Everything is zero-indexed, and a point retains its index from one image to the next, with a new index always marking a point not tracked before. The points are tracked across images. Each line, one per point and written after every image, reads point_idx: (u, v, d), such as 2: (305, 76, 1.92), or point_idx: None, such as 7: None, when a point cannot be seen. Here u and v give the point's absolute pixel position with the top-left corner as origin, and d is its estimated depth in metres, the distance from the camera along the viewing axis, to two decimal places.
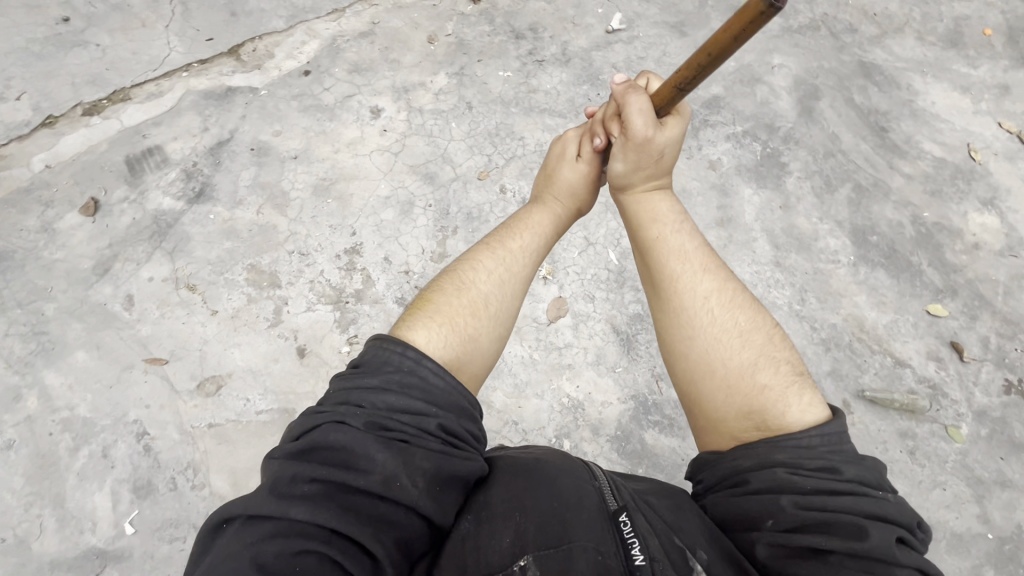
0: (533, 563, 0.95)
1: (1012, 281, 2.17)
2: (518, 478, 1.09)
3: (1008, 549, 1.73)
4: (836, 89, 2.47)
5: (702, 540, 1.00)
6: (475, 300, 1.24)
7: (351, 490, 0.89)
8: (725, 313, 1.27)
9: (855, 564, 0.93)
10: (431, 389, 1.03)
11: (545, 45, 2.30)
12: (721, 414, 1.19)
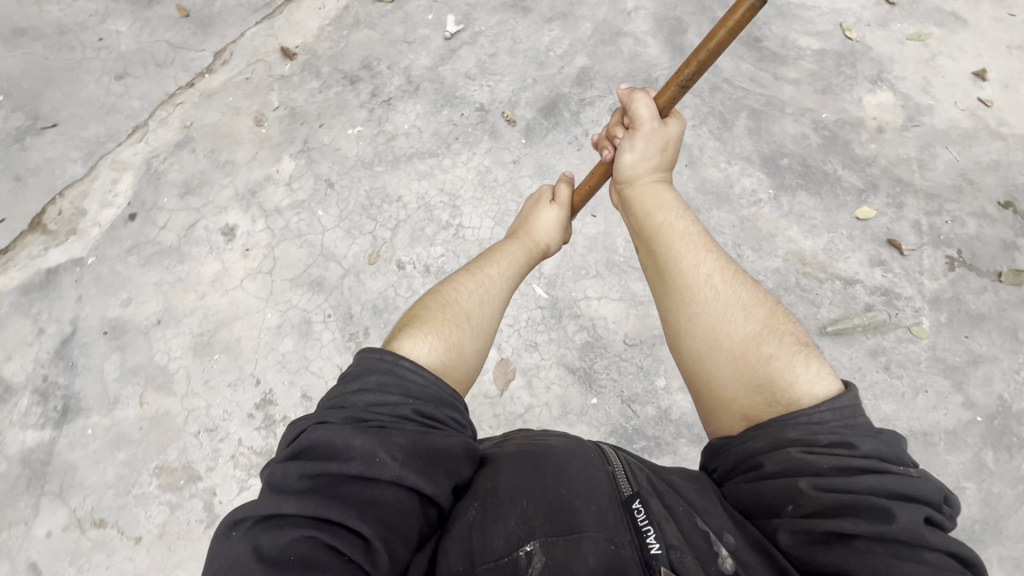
0: (540, 549, 0.94)
1: (922, 153, 2.15)
2: (527, 465, 1.07)
3: (998, 424, 1.77)
4: (699, 13, 2.31)
5: (730, 524, 0.98)
6: (462, 314, 1.18)
7: (339, 480, 0.86)
8: (728, 289, 1.20)
9: (884, 549, 0.85)
10: (409, 383, 0.99)
11: (386, 79, 2.04)
12: (728, 395, 1.12)
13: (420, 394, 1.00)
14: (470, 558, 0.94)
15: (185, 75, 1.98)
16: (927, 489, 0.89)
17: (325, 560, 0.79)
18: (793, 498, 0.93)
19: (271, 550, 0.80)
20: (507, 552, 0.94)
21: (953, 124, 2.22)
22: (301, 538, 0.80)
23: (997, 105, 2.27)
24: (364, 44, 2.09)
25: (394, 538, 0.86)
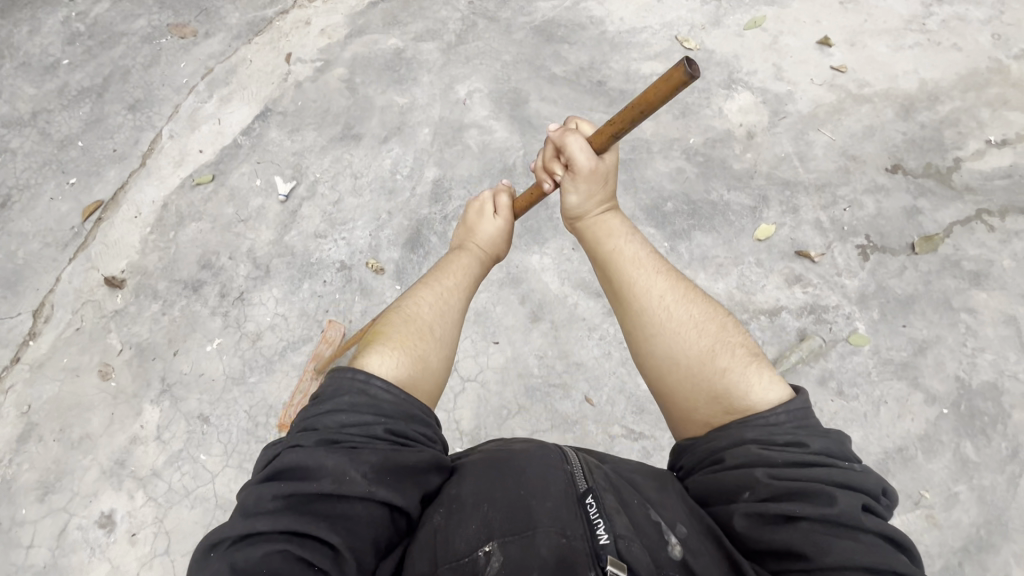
0: (499, 549, 0.91)
1: (798, 144, 2.08)
2: (489, 469, 1.04)
3: (965, 408, 1.69)
4: (534, 77, 2.20)
5: (683, 515, 0.98)
6: (422, 324, 1.21)
7: (309, 497, 0.88)
8: (684, 311, 1.23)
9: (824, 528, 0.90)
10: (381, 401, 1.01)
11: (231, 271, 1.84)
12: (690, 403, 1.15)
13: (393, 412, 1.01)
14: (433, 561, 0.91)
15: (6, 351, 1.74)
16: (867, 477, 0.95)
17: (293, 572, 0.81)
18: (750, 485, 0.97)
19: (244, 566, 0.81)
20: (467, 553, 0.91)
21: (818, 103, 2.15)
22: (273, 554, 0.82)
23: (852, 67, 2.22)
24: (197, 240, 1.89)
25: (362, 546, 0.87)
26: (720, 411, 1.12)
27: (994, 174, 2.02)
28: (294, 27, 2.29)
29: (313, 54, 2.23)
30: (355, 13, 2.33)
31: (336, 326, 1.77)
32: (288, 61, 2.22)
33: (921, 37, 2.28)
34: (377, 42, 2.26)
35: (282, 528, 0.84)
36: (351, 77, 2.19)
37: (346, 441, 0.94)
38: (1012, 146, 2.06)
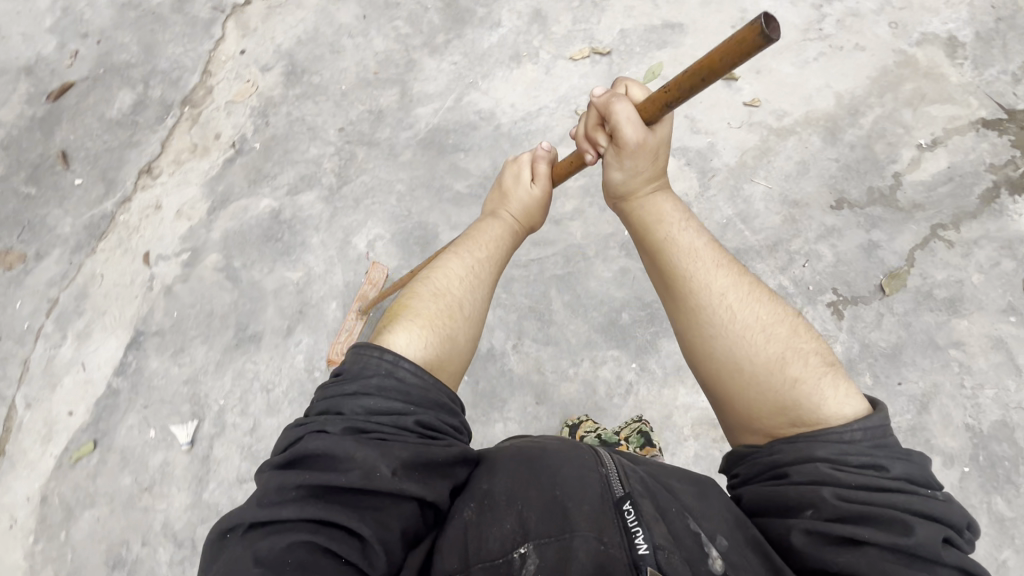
0: (533, 551, 0.96)
1: (736, 202, 1.91)
2: (523, 468, 1.06)
3: (984, 459, 1.59)
4: (438, 202, 1.94)
5: (725, 526, 0.96)
6: (450, 302, 1.21)
7: (336, 489, 0.89)
8: (749, 313, 1.15)
9: (896, 559, 0.85)
10: (409, 390, 1.02)
11: (150, 560, 1.53)
12: (756, 412, 1.09)
13: (417, 402, 1.02)
14: (464, 557, 0.96)
15: None
16: (953, 513, 0.88)
17: (321, 559, 0.82)
18: (812, 504, 0.92)
19: (268, 555, 0.82)
20: (501, 553, 0.96)
21: (743, 148, 1.99)
22: (297, 543, 0.83)
23: (765, 98, 2.06)
24: (97, 533, 1.56)
25: (391, 539, 0.89)
26: (779, 418, 1.05)
27: (936, 180, 1.92)
28: (143, 216, 1.93)
29: (176, 245, 1.89)
30: (211, 178, 1.99)
31: (379, 268, 1.84)
32: (147, 263, 1.86)
33: (822, 45, 2.15)
34: (247, 208, 1.94)
35: (308, 518, 0.85)
36: (229, 261, 1.86)
37: (374, 432, 0.95)
38: (943, 145, 1.97)
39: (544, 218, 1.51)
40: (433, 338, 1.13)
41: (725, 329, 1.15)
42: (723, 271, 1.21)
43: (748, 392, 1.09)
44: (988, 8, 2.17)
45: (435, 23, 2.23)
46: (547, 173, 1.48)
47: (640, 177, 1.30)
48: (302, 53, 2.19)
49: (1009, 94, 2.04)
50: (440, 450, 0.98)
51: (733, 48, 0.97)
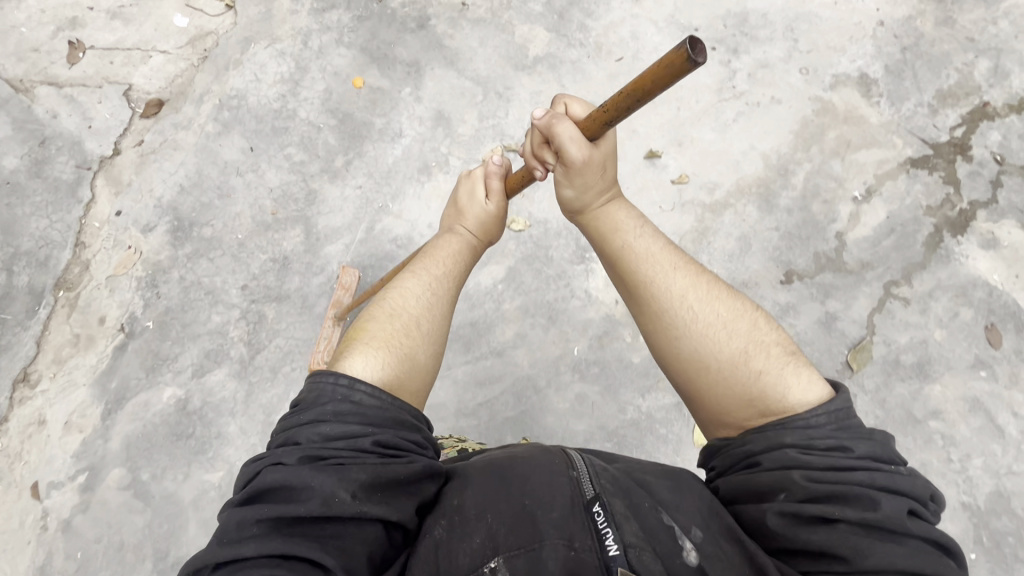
0: (503, 565, 0.92)
1: None
2: (495, 478, 1.04)
3: (987, 538, 1.51)
4: None
5: (699, 518, 0.96)
6: (408, 320, 1.19)
7: (296, 520, 0.85)
8: (705, 306, 1.19)
9: (864, 532, 0.88)
10: (366, 412, 0.98)
11: None
12: (724, 406, 1.12)
13: (376, 420, 0.99)
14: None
15: None
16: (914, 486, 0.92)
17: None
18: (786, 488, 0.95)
19: None
20: (471, 568, 0.91)
21: (679, 233, 1.88)
22: None
23: (692, 172, 1.95)
24: None
25: (356, 566, 0.84)
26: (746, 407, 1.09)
27: (878, 233, 1.85)
28: (25, 436, 1.67)
29: (69, 467, 1.63)
30: (100, 373, 1.73)
31: (351, 271, 1.84)
32: (38, 496, 1.61)
33: (739, 103, 2.06)
34: (147, 404, 1.69)
35: (271, 552, 0.81)
36: (135, 473, 1.62)
37: (332, 457, 0.91)
38: (878, 194, 1.90)
39: (499, 232, 1.47)
40: (394, 358, 1.12)
41: (688, 326, 1.18)
42: (682, 271, 1.25)
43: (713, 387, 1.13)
44: (891, 39, 2.15)
45: (332, 143, 2.04)
46: (500, 187, 1.47)
47: (590, 191, 1.32)
48: (187, 203, 1.96)
49: (929, 127, 2.00)
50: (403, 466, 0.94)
51: (664, 70, 0.95)
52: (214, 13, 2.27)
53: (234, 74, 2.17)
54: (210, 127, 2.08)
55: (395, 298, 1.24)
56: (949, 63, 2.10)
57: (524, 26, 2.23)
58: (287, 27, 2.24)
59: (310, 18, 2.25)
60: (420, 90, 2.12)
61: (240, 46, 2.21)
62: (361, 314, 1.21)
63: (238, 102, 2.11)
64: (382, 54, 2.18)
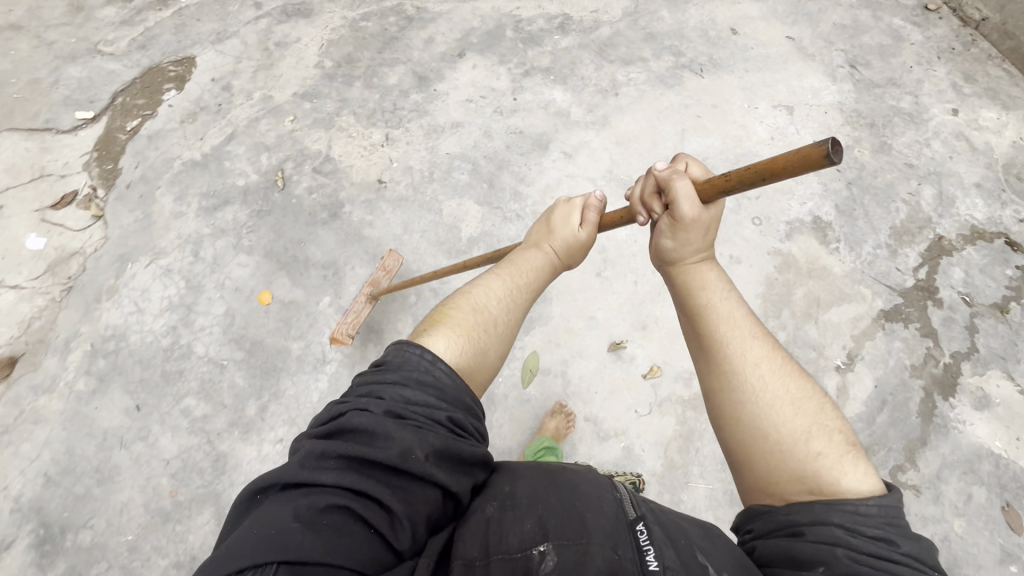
0: (553, 550, 0.86)
1: None
2: (544, 479, 0.98)
3: None
4: None
5: (739, 572, 0.85)
6: (488, 317, 1.12)
7: (371, 462, 0.81)
8: (784, 384, 1.01)
9: None
10: (445, 387, 0.94)
11: None
12: (770, 478, 0.94)
13: (454, 398, 0.94)
14: (485, 550, 0.86)
15: None
16: None
17: (354, 528, 0.76)
18: (826, 561, 0.81)
19: (305, 514, 0.75)
20: (521, 549, 0.86)
21: (663, 440, 1.66)
22: (333, 510, 0.76)
23: (663, 361, 1.75)
24: None
25: (416, 521, 0.82)
26: (793, 479, 0.92)
27: (870, 408, 1.70)
28: None
29: None
30: None
31: (395, 255, 1.85)
32: None
33: None
34: None
35: (347, 485, 0.79)
36: None
37: (410, 419, 0.87)
38: (860, 358, 1.76)
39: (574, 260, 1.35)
40: (468, 347, 1.06)
41: (755, 391, 0.99)
42: (762, 339, 1.06)
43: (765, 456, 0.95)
44: (834, 173, 2.07)
45: (239, 384, 1.69)
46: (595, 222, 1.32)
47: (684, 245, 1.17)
48: (55, 500, 1.54)
49: (892, 271, 1.90)
50: (475, 445, 0.91)
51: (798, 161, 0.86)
52: (77, 228, 1.91)
53: (107, 306, 1.78)
54: (81, 385, 1.68)
55: (473, 295, 1.16)
56: (896, 194, 2.03)
57: (451, 201, 2.00)
58: (171, 236, 1.90)
59: (200, 221, 1.93)
60: (342, 297, 1.82)
61: (114, 269, 1.84)
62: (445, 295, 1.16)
63: (116, 344, 1.73)
64: (291, 257, 1.88)
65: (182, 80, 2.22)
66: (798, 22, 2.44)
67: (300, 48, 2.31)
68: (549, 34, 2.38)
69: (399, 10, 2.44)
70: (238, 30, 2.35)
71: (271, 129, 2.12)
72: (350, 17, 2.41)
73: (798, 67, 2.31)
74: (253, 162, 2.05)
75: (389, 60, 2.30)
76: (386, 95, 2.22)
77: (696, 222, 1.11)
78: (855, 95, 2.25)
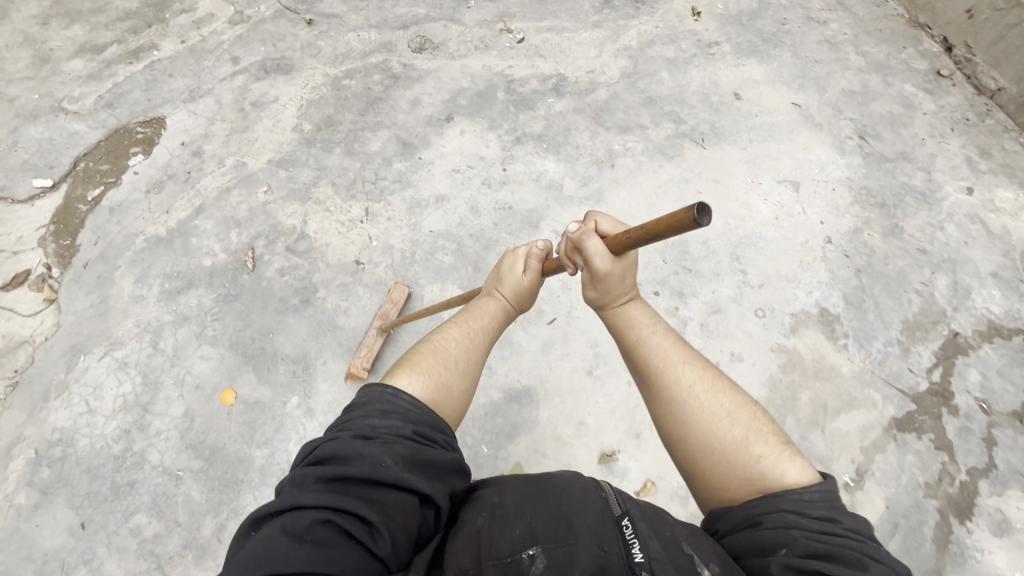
0: (542, 553, 0.93)
1: None
2: (531, 489, 1.04)
3: None
4: None
5: (716, 557, 0.92)
6: (450, 354, 1.17)
7: (347, 481, 0.87)
8: (716, 394, 1.12)
9: None
10: (410, 411, 1.01)
11: None
12: (723, 484, 1.04)
13: (417, 418, 1.01)
14: (475, 558, 0.92)
15: None
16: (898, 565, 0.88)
17: (339, 540, 0.81)
18: (787, 543, 0.90)
19: (295, 529, 0.81)
20: (511, 553, 0.92)
21: None
22: (314, 523, 0.82)
23: (657, 476, 1.63)
24: None
25: (399, 531, 0.87)
26: (739, 482, 1.02)
27: (879, 533, 1.57)
28: None
29: None
30: None
31: (401, 288, 1.83)
32: None
33: None
34: None
35: (327, 504, 0.84)
36: None
37: (378, 437, 0.94)
38: (870, 474, 1.63)
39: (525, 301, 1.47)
40: (433, 383, 1.12)
41: (693, 414, 1.09)
42: (693, 364, 1.16)
43: (716, 469, 1.03)
44: (842, 259, 1.95)
45: (196, 499, 1.55)
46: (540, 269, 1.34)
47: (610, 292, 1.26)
48: None
49: (904, 372, 1.77)
50: (443, 453, 0.96)
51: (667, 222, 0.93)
52: (28, 313, 1.77)
53: (55, 405, 1.64)
54: (21, 498, 1.53)
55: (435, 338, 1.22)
56: (907, 285, 1.91)
57: (433, 287, 1.87)
58: (129, 324, 1.76)
59: (161, 306, 1.79)
60: (311, 397, 1.69)
61: (64, 361, 1.69)
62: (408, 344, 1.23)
63: (62, 450, 1.59)
64: (258, 349, 1.74)
65: (150, 143, 2.09)
66: (804, 87, 2.32)
67: (278, 109, 2.18)
68: (543, 96, 2.26)
69: (384, 66, 2.31)
70: (212, 87, 2.22)
71: (242, 201, 1.98)
72: (333, 75, 2.28)
73: (803, 138, 2.19)
74: (221, 239, 1.91)
75: (372, 124, 2.17)
76: (367, 163, 2.08)
77: (611, 273, 1.20)
78: (864, 170, 2.13)
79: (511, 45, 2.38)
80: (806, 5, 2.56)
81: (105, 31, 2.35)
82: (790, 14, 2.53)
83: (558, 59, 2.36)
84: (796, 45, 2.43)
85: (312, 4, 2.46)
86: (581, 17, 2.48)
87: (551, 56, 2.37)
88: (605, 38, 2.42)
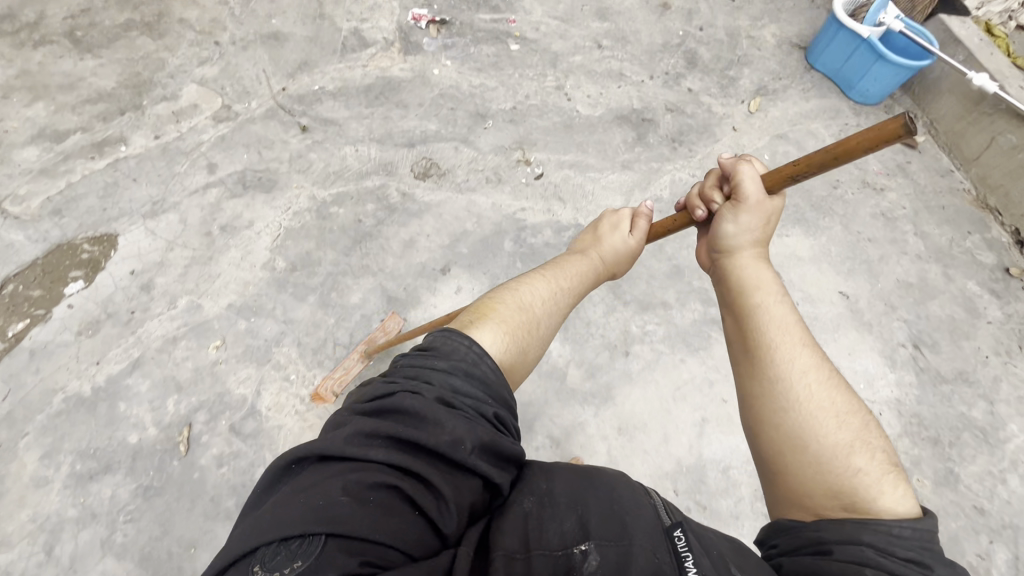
0: (596, 548, 0.83)
1: None
2: (583, 475, 0.96)
3: None
4: None
5: None
6: (531, 318, 1.14)
7: (416, 443, 0.83)
8: (832, 391, 0.98)
9: None
10: (489, 379, 0.95)
11: None
12: (800, 487, 0.93)
13: (496, 394, 0.95)
14: (525, 542, 0.84)
15: None
16: None
17: (399, 505, 0.78)
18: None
19: (354, 487, 0.77)
20: (563, 546, 0.84)
21: None
22: (378, 487, 0.78)
23: None
24: None
25: (462, 502, 0.84)
26: (825, 494, 0.90)
27: None
28: None
29: None
30: None
31: (396, 319, 1.79)
32: None
33: None
34: None
35: (393, 462, 0.80)
36: None
37: (460, 408, 0.89)
38: None
39: (622, 265, 1.42)
40: (512, 340, 1.08)
41: (798, 401, 0.96)
42: (811, 351, 1.02)
43: (804, 469, 0.92)
44: None
45: None
46: (646, 229, 1.39)
47: (739, 237, 1.16)
48: None
49: None
50: (515, 443, 0.92)
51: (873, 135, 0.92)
52: None
53: None
54: None
55: (522, 290, 1.20)
56: (960, 556, 1.60)
57: None
58: (25, 517, 1.46)
59: (65, 497, 1.48)
60: None
61: None
62: (486, 294, 1.17)
63: None
64: (173, 568, 1.44)
65: (95, 267, 1.79)
66: (854, 271, 2.03)
67: (251, 237, 1.89)
68: (556, 252, 1.98)
69: (380, 194, 2.02)
70: (179, 201, 1.93)
71: (188, 356, 1.68)
72: (320, 198, 1.99)
73: (849, 339, 1.90)
74: (155, 407, 1.61)
75: (356, 268, 1.87)
76: (343, 320, 1.79)
77: (759, 205, 1.14)
78: (917, 391, 1.83)
79: (527, 182, 2.11)
80: (862, 166, 2.27)
81: (72, 114, 2.07)
82: (844, 174, 2.24)
83: (578, 205, 2.09)
84: (847, 216, 2.15)
85: (310, 105, 2.19)
86: (610, 154, 2.20)
87: (570, 200, 2.09)
88: (633, 184, 2.15)
